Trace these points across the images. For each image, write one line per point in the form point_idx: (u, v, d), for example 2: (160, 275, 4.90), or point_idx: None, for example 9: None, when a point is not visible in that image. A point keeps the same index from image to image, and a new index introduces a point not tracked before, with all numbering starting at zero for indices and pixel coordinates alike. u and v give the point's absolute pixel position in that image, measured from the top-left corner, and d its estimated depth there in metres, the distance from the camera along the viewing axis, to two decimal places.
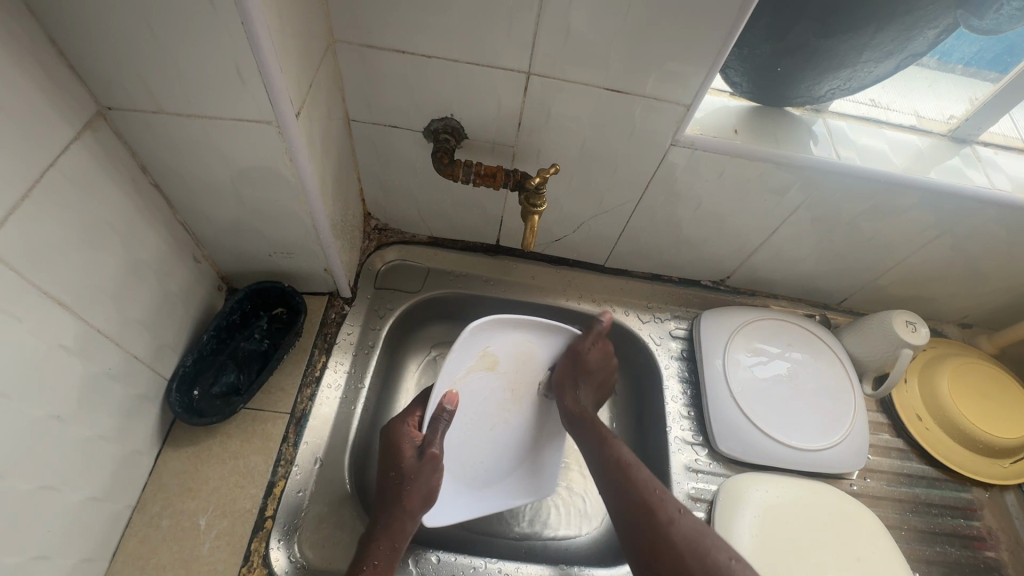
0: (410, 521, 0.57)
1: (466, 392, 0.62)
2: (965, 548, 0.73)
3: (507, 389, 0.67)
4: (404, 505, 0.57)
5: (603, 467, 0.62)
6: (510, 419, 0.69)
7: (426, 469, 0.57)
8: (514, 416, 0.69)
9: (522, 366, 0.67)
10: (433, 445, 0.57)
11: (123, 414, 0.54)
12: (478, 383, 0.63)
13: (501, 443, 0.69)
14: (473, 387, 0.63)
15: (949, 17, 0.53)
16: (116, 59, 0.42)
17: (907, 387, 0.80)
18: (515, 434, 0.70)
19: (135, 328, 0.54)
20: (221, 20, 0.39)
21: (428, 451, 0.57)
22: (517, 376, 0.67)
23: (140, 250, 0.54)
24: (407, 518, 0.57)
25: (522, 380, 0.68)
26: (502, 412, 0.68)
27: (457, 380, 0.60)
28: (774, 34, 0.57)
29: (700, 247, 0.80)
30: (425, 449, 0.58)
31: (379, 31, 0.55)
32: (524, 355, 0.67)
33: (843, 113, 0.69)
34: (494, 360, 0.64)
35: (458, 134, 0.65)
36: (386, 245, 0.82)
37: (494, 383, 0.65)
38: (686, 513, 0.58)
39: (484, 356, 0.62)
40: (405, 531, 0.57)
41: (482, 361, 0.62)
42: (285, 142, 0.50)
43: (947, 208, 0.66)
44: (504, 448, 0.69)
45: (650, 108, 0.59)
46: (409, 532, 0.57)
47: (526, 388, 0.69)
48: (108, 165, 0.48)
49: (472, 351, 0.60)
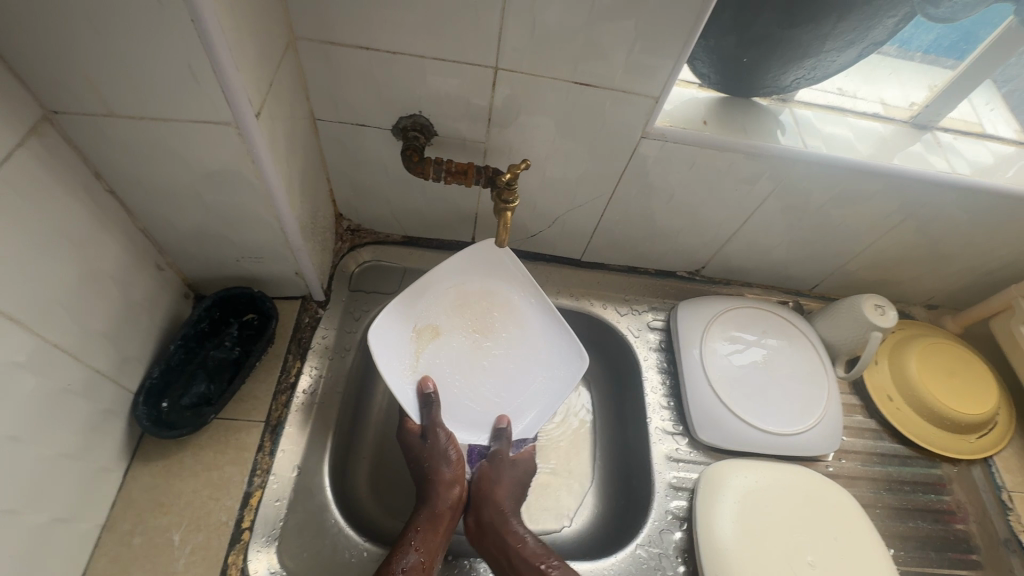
0: (444, 492, 0.62)
1: (436, 366, 0.69)
2: (937, 522, 0.76)
3: (467, 329, 0.72)
4: (435, 476, 0.63)
5: None
6: (500, 341, 0.72)
7: (433, 446, 0.64)
8: (498, 336, 0.72)
9: (466, 306, 0.72)
10: (436, 422, 0.65)
11: (86, 430, 0.52)
12: (437, 352, 0.70)
13: (513, 364, 0.72)
14: (435, 357, 0.69)
15: (906, 6, 0.54)
16: (60, 61, 0.40)
17: (878, 367, 0.82)
18: (518, 349, 0.72)
19: (96, 341, 0.52)
20: (171, 18, 0.38)
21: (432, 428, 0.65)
22: (467, 318, 0.72)
23: (98, 259, 0.52)
24: (440, 487, 0.63)
25: (480, 314, 0.73)
26: (485, 348, 0.72)
27: (410, 366, 0.67)
28: (739, 25, 0.57)
29: (674, 239, 0.81)
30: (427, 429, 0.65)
31: (341, 28, 0.53)
32: (459, 300, 0.72)
33: (808, 102, 0.70)
34: (433, 329, 0.70)
35: (427, 132, 0.64)
36: (359, 246, 0.80)
37: (453, 340, 0.71)
38: None
39: (420, 332, 0.69)
40: (443, 498, 0.62)
41: (426, 339, 0.69)
42: (247, 144, 0.48)
43: (910, 192, 0.68)
44: (521, 366, 0.72)
45: (620, 101, 0.59)
46: (449, 503, 0.62)
47: (492, 319, 0.73)
48: (58, 172, 0.46)
49: (405, 336, 0.68)
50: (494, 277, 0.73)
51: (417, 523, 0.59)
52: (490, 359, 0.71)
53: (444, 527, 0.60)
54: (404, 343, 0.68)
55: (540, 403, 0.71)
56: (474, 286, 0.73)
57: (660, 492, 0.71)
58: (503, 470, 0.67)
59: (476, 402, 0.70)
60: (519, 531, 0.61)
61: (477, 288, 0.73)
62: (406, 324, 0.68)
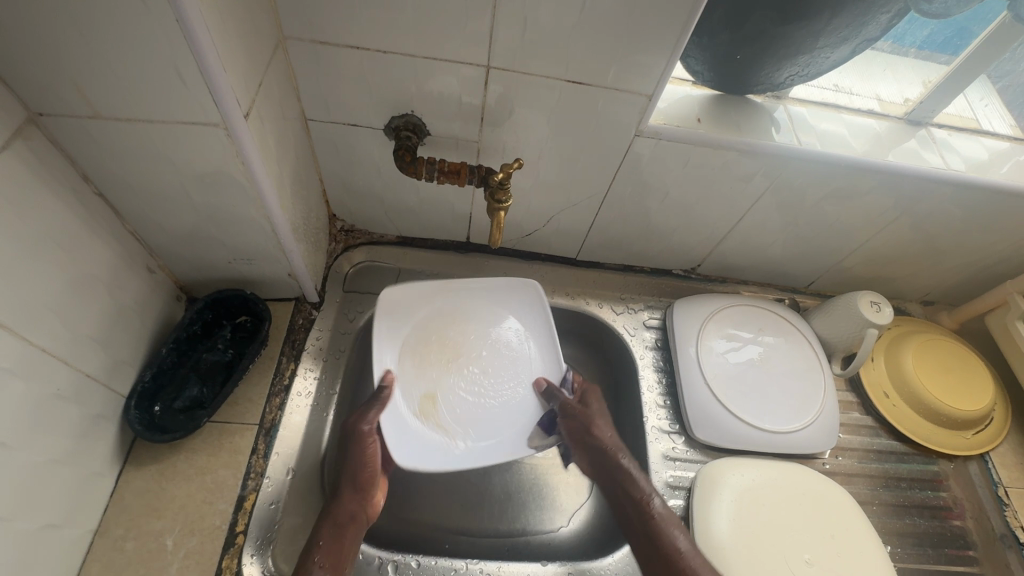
0: (350, 498, 0.60)
1: (460, 417, 0.69)
2: (934, 519, 0.76)
3: (444, 364, 0.72)
4: (347, 479, 0.61)
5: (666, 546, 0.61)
6: (474, 346, 0.74)
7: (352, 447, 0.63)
8: (468, 346, 0.73)
9: (427, 347, 0.72)
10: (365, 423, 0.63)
11: (76, 435, 0.52)
12: (448, 402, 0.70)
13: (500, 351, 0.74)
14: (453, 407, 0.69)
15: (900, 1, 0.54)
16: (45, 62, 0.40)
17: (874, 364, 0.82)
18: (495, 338, 0.74)
19: (86, 346, 0.52)
20: (156, 19, 0.37)
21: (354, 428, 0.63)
22: (438, 360, 0.72)
23: (87, 263, 0.51)
24: (347, 494, 0.60)
25: (441, 342, 0.73)
26: (465, 358, 0.73)
27: (444, 436, 0.67)
28: (732, 22, 0.57)
29: (670, 237, 0.80)
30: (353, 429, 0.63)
31: (331, 27, 0.53)
32: (421, 347, 0.72)
33: (803, 99, 0.70)
34: (426, 392, 0.69)
35: (420, 131, 0.64)
36: (353, 247, 0.80)
37: (450, 384, 0.71)
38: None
39: (422, 408, 0.68)
40: (349, 505, 0.60)
41: (430, 403, 0.69)
42: (236, 145, 0.48)
43: (906, 189, 0.68)
44: (510, 350, 0.74)
45: (613, 99, 0.59)
46: (352, 512, 0.59)
47: (448, 342, 0.73)
48: (45, 175, 0.46)
49: (412, 421, 0.67)
50: (415, 300, 0.73)
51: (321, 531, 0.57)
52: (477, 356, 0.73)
53: (348, 537, 0.58)
54: (421, 429, 0.67)
55: (545, 360, 0.74)
56: (415, 334, 0.72)
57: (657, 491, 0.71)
58: (585, 412, 0.69)
59: (513, 403, 0.71)
60: (626, 465, 0.66)
61: (420, 334, 0.72)
62: (405, 411, 0.67)
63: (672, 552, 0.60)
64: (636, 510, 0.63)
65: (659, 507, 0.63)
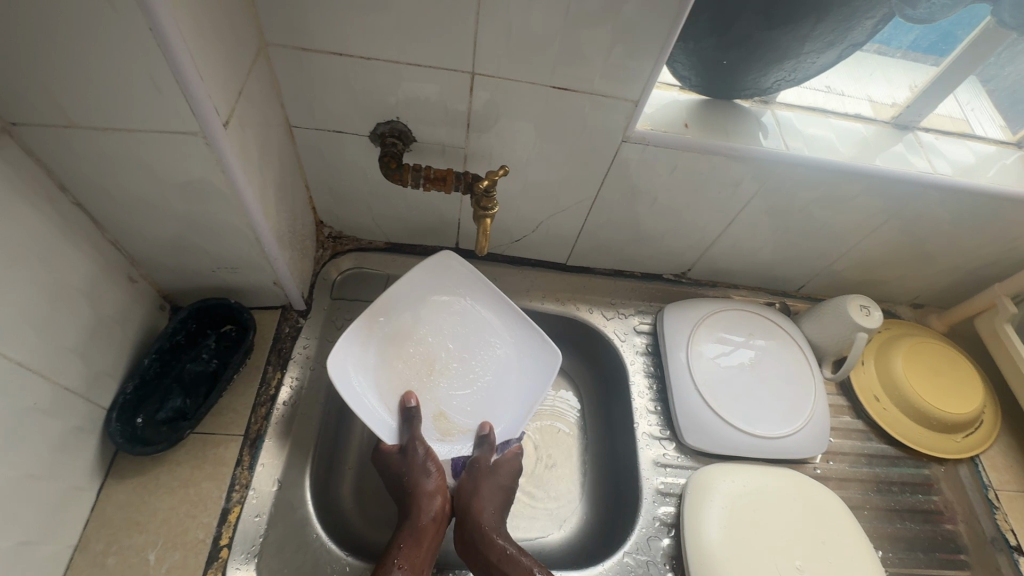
0: (427, 500, 0.60)
1: (473, 411, 0.70)
2: (925, 522, 0.76)
3: (425, 379, 0.69)
4: (416, 488, 0.61)
5: None
6: (436, 346, 0.71)
7: (410, 462, 0.63)
8: (432, 354, 0.71)
9: (402, 383, 0.68)
10: (416, 436, 0.64)
11: (55, 449, 0.51)
12: (453, 404, 0.70)
13: (457, 336, 0.72)
14: (461, 406, 0.70)
15: (884, 7, 0.54)
16: (18, 72, 0.39)
17: (864, 367, 0.82)
18: (446, 326, 0.72)
19: (65, 358, 0.51)
20: (129, 28, 0.37)
21: (409, 443, 0.63)
22: (423, 380, 0.69)
23: (65, 274, 0.50)
24: (423, 499, 0.60)
25: (409, 366, 0.69)
26: (435, 358, 0.71)
27: (474, 436, 0.69)
28: (718, 26, 0.57)
29: (659, 242, 0.80)
30: (407, 446, 0.63)
31: (313, 34, 0.52)
32: (400, 384, 0.68)
33: (790, 103, 0.70)
34: (434, 412, 0.69)
35: (406, 138, 0.63)
36: (340, 253, 0.79)
37: (446, 392, 0.70)
38: None
39: (440, 424, 0.68)
40: (430, 506, 0.60)
41: (445, 418, 0.69)
42: (216, 154, 0.47)
43: (893, 193, 0.68)
44: (465, 329, 0.73)
45: (599, 105, 0.59)
46: (433, 514, 0.60)
47: (420, 360, 0.70)
48: (19, 185, 0.45)
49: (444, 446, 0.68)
50: (373, 335, 0.68)
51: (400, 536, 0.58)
52: (438, 349, 0.71)
53: (430, 536, 0.59)
54: (454, 445, 0.68)
55: (500, 328, 0.73)
56: (390, 371, 0.68)
57: (648, 498, 0.71)
58: (483, 479, 0.65)
59: (501, 369, 0.72)
60: (499, 542, 0.59)
61: (394, 373, 0.68)
62: (430, 442, 0.67)
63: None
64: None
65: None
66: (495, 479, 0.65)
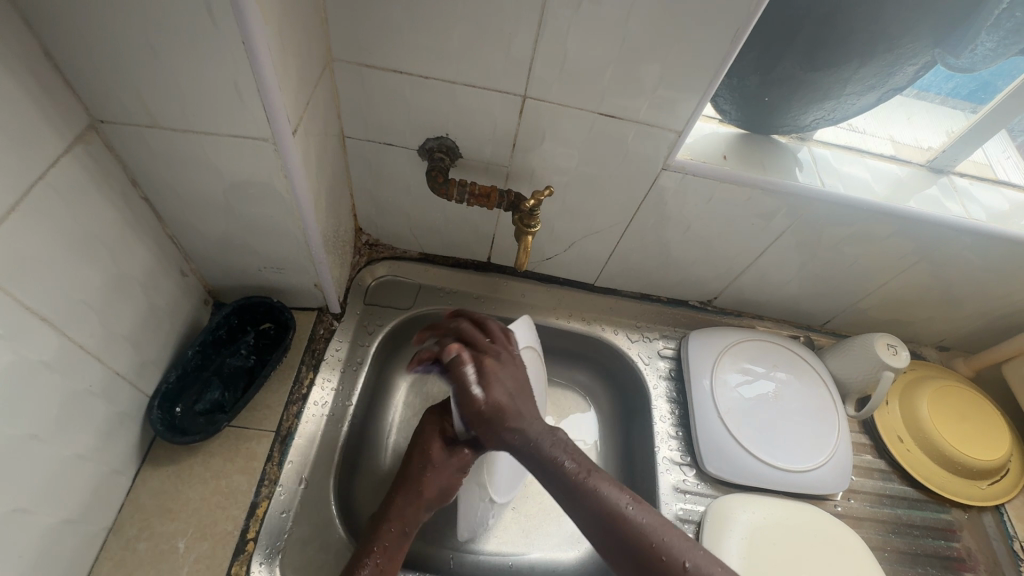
0: (425, 508, 0.60)
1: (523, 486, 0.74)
2: (946, 569, 0.75)
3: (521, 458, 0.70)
4: (422, 488, 0.59)
5: (588, 522, 0.50)
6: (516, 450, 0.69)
7: (450, 466, 0.60)
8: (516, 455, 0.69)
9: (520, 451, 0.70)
10: (466, 447, 0.61)
11: (101, 431, 0.53)
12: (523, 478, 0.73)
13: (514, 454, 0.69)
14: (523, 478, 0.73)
15: (927, 54, 0.56)
16: (115, 73, 0.42)
17: (889, 408, 0.81)
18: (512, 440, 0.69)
19: (119, 344, 0.53)
20: (223, 38, 0.39)
21: (459, 450, 0.61)
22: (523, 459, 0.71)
23: (127, 263, 0.53)
24: (426, 483, 0.60)
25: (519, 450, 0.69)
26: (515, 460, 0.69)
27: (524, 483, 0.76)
28: (762, 65, 0.59)
29: (688, 268, 0.81)
30: (456, 448, 0.61)
31: (377, 50, 0.55)
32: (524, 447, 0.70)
33: (827, 141, 0.71)
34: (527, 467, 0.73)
35: (453, 153, 0.66)
36: (376, 261, 0.82)
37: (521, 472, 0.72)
38: (700, 556, 0.47)
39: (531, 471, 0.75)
40: (418, 518, 0.59)
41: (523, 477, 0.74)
42: (281, 159, 0.50)
43: (926, 235, 0.68)
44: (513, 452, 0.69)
45: (643, 133, 0.60)
46: (416, 523, 0.58)
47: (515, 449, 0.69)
48: (98, 178, 0.48)
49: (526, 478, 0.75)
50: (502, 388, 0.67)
51: (388, 520, 0.57)
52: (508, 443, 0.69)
53: (405, 543, 0.57)
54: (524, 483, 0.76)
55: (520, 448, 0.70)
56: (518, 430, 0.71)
57: None
58: (494, 405, 0.55)
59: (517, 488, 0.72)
60: (557, 457, 0.52)
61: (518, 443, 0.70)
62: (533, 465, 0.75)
63: (667, 559, 0.47)
64: (605, 531, 0.49)
65: (633, 514, 0.49)
66: (499, 391, 0.56)
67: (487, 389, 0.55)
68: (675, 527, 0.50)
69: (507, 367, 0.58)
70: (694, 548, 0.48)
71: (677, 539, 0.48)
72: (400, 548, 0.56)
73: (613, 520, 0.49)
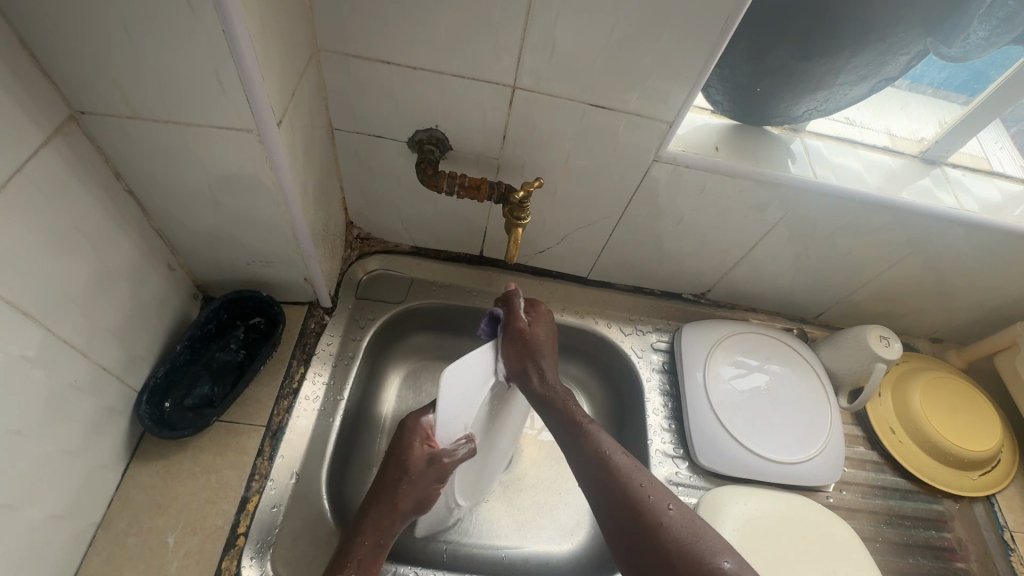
0: (402, 519, 0.60)
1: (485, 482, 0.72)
2: (937, 560, 0.75)
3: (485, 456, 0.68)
4: (397, 500, 0.60)
5: (582, 460, 0.52)
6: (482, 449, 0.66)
7: (428, 476, 0.60)
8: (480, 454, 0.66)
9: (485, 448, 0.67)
10: (444, 458, 0.59)
11: (87, 426, 0.52)
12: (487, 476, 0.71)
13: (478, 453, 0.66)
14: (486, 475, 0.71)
15: (919, 43, 0.55)
16: (93, 63, 0.41)
17: (881, 401, 0.81)
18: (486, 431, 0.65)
19: (106, 339, 0.53)
20: (203, 27, 0.39)
21: (437, 460, 0.59)
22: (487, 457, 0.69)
23: (112, 257, 0.52)
24: (402, 495, 0.60)
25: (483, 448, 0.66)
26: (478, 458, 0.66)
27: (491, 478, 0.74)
28: (754, 54, 0.58)
29: (681, 260, 0.81)
30: (433, 458, 0.59)
31: (364, 40, 0.54)
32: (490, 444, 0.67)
33: (820, 132, 0.71)
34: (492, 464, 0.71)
35: (442, 146, 0.65)
36: (367, 255, 0.81)
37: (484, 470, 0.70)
38: (679, 509, 0.48)
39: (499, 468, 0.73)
40: (393, 530, 0.59)
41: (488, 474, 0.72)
42: (266, 151, 0.49)
43: (918, 226, 0.68)
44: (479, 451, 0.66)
45: (634, 124, 0.60)
46: (393, 533, 0.59)
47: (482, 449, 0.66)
48: (79, 170, 0.47)
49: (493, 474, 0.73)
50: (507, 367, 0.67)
51: (362, 533, 0.57)
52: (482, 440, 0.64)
53: (380, 554, 0.57)
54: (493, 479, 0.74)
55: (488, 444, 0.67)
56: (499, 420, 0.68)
57: None
58: (529, 342, 0.61)
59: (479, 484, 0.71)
60: (569, 406, 0.57)
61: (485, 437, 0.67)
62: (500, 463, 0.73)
63: (647, 506, 0.48)
64: (597, 472, 0.51)
65: (621, 460, 0.51)
66: (531, 338, 0.61)
67: (530, 328, 0.62)
68: (659, 481, 0.51)
69: (547, 328, 0.64)
70: (672, 502, 0.48)
71: (661, 489, 0.50)
72: (375, 560, 0.57)
73: (603, 464, 0.51)
